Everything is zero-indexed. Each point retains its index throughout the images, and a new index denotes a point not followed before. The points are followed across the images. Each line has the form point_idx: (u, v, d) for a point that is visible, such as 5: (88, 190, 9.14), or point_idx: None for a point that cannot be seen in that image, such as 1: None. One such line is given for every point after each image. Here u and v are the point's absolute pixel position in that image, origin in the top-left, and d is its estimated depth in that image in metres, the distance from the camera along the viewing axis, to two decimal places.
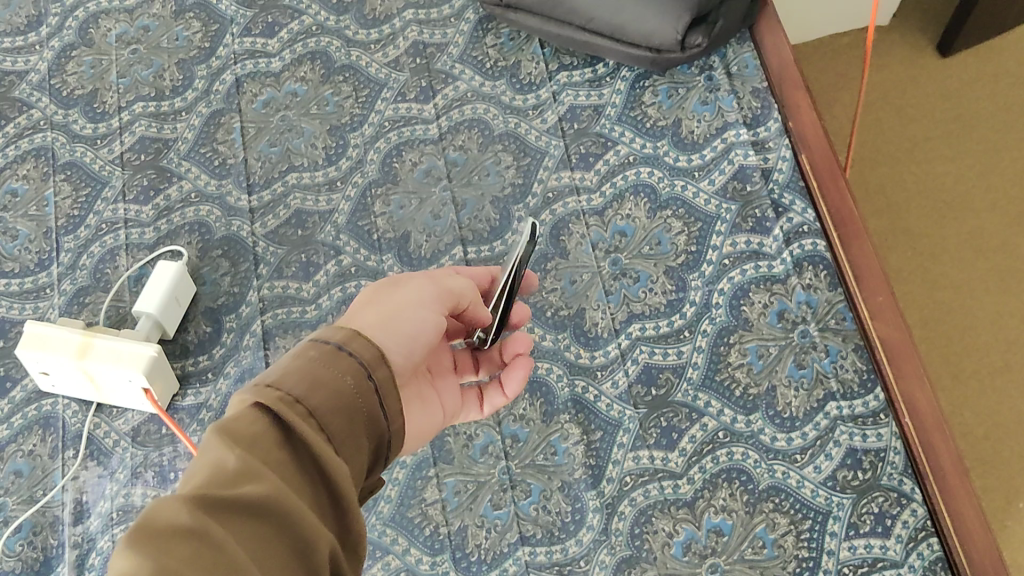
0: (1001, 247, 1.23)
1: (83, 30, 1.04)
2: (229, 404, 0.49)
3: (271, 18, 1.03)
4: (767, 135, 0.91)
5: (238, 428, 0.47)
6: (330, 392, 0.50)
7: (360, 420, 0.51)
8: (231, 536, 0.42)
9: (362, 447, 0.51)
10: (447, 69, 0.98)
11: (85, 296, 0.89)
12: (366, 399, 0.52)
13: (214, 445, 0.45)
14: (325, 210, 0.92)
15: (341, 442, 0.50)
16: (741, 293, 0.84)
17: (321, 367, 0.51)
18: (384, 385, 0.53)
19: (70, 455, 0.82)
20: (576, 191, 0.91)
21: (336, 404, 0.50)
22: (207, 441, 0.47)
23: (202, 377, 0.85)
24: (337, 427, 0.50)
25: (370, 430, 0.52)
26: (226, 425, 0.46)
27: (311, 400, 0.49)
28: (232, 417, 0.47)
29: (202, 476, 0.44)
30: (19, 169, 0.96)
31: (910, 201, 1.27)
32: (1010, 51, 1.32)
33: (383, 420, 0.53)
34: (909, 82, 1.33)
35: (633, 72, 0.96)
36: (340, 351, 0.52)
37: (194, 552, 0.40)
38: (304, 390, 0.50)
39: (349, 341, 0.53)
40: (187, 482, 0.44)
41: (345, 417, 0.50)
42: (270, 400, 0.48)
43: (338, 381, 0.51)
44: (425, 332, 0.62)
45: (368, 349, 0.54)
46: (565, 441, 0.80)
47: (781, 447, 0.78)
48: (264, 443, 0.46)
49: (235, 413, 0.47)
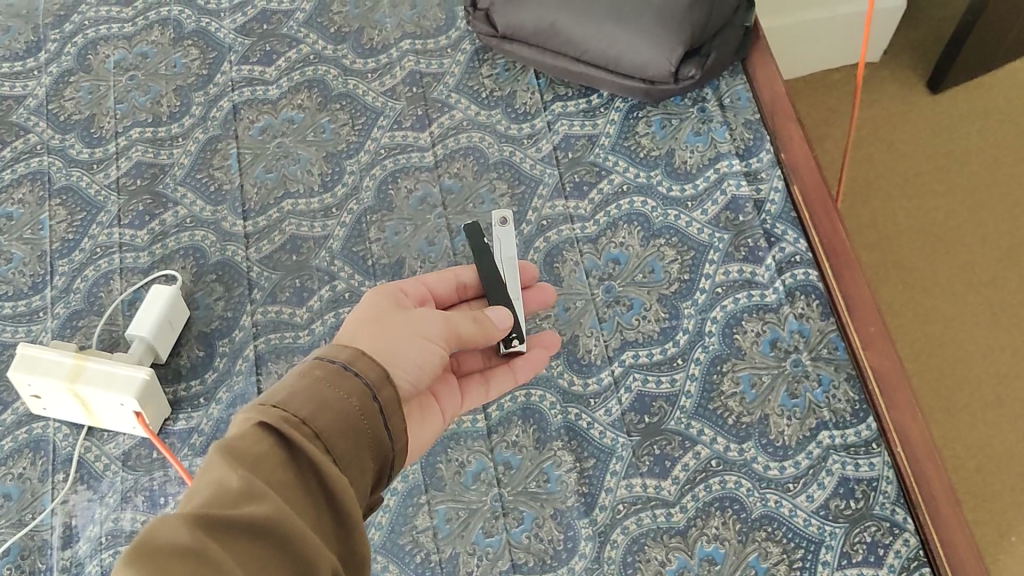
0: (992, 281, 1.24)
1: (82, 57, 1.04)
2: (235, 426, 0.52)
3: (269, 47, 1.04)
4: (759, 166, 0.92)
5: (245, 448, 0.50)
6: (334, 413, 0.54)
7: (365, 441, 0.55)
8: (229, 556, 0.45)
9: (366, 466, 0.55)
10: (443, 98, 0.99)
11: (78, 319, 0.89)
12: (369, 420, 0.56)
13: (219, 464, 0.49)
14: (320, 236, 0.92)
15: (346, 461, 0.54)
16: (733, 321, 0.85)
17: (327, 389, 0.55)
18: (389, 406, 0.57)
19: (60, 479, 0.82)
20: (570, 219, 0.92)
21: (340, 425, 0.54)
22: (213, 460, 0.50)
23: (194, 402, 0.85)
24: (342, 447, 0.53)
25: (374, 449, 0.56)
26: (231, 445, 0.50)
27: (317, 421, 0.53)
28: (238, 437, 0.50)
29: (205, 497, 0.47)
30: (16, 193, 0.96)
31: (902, 233, 1.28)
32: (998, 89, 1.36)
33: (387, 440, 0.57)
34: (900, 117, 1.36)
35: (627, 103, 0.98)
36: (345, 372, 0.56)
37: (193, 569, 0.43)
38: (310, 411, 0.53)
39: (354, 362, 0.57)
40: (192, 501, 0.48)
41: (350, 436, 0.54)
42: (275, 420, 0.52)
43: (342, 402, 0.55)
44: (433, 360, 0.66)
45: (372, 370, 0.57)
46: (558, 469, 0.80)
47: (773, 476, 0.78)
48: (268, 463, 0.50)
49: (241, 433, 0.51)
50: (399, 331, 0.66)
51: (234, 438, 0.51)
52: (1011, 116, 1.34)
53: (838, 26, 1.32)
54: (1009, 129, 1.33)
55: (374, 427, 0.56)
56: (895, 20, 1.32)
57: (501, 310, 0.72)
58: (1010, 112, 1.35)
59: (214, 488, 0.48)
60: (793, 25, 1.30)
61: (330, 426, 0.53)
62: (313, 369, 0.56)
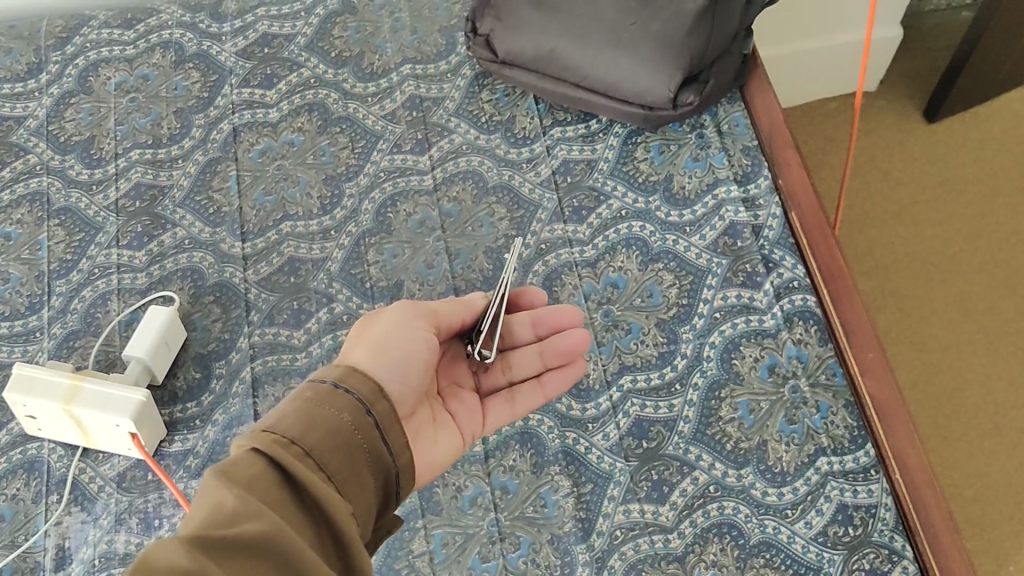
0: (988, 309, 1.31)
1: (83, 78, 1.05)
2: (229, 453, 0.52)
3: (270, 70, 1.05)
4: (757, 192, 0.92)
5: (239, 471, 0.51)
6: (325, 430, 0.54)
7: (362, 456, 0.55)
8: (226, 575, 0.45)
9: (366, 481, 0.55)
10: (443, 122, 1.00)
11: (75, 340, 0.89)
12: (364, 435, 0.56)
13: (214, 487, 0.49)
14: (319, 258, 0.92)
15: (342, 478, 0.54)
16: (732, 346, 0.85)
17: (317, 407, 0.55)
18: (384, 419, 0.58)
19: (53, 500, 0.81)
20: (568, 243, 0.92)
21: (332, 442, 0.54)
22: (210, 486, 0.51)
23: (190, 424, 0.84)
24: (336, 465, 0.54)
25: (373, 464, 0.56)
26: (226, 469, 0.50)
27: (307, 440, 0.53)
28: (231, 461, 0.51)
29: (201, 519, 0.47)
30: (14, 213, 0.96)
31: (898, 261, 1.35)
32: (992, 120, 1.44)
33: (387, 454, 0.57)
34: (899, 146, 1.43)
35: (626, 128, 0.98)
36: (336, 390, 0.57)
37: None
38: (300, 430, 0.54)
39: (344, 379, 0.58)
40: (190, 523, 0.47)
41: (346, 453, 0.54)
42: (266, 442, 0.52)
43: (333, 419, 0.55)
44: (418, 351, 0.68)
45: (363, 385, 0.58)
46: (555, 494, 0.79)
47: (772, 502, 0.77)
48: (261, 484, 0.50)
49: (236, 457, 0.51)
50: (385, 331, 0.68)
51: (229, 463, 0.51)
52: (1006, 145, 1.42)
53: (839, 53, 1.37)
54: (1004, 159, 1.41)
55: (369, 439, 0.56)
56: (892, 43, 1.38)
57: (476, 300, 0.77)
58: (1005, 142, 1.42)
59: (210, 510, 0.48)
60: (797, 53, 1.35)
61: (322, 444, 0.54)
62: (303, 391, 0.56)
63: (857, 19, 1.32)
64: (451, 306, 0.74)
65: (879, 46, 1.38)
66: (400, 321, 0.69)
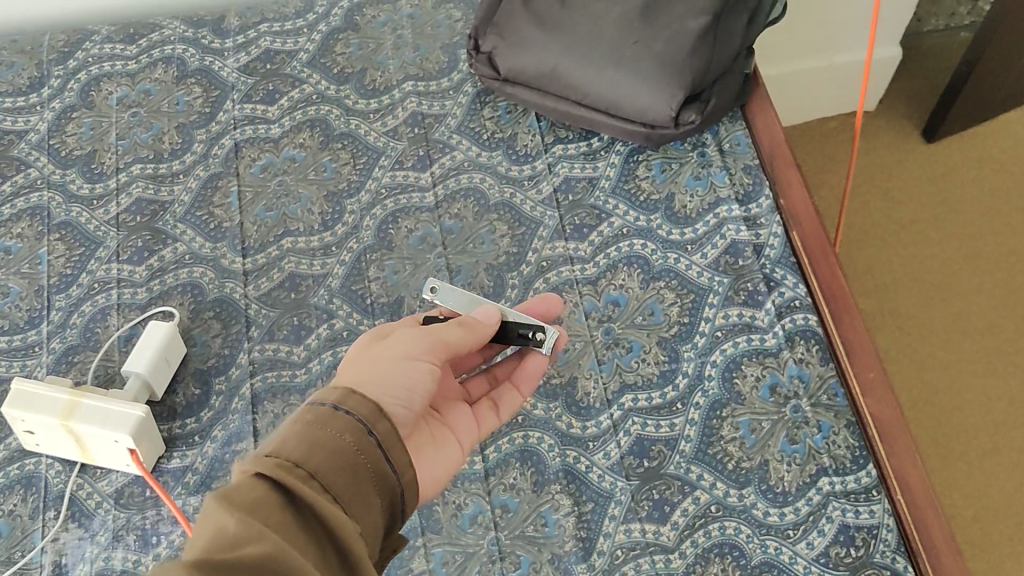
0: (988, 329, 1.31)
1: (85, 93, 1.05)
2: (233, 476, 0.53)
3: (272, 86, 1.05)
4: (758, 212, 0.93)
5: (241, 495, 0.51)
6: (328, 452, 0.54)
7: (366, 476, 0.55)
8: None
9: (372, 500, 0.55)
10: (444, 139, 1.00)
11: (74, 355, 0.88)
12: (367, 455, 0.55)
13: (216, 512, 0.50)
14: (319, 274, 0.92)
15: (348, 498, 0.54)
16: (733, 366, 0.85)
17: (318, 429, 0.55)
18: (386, 439, 0.57)
19: (50, 516, 0.80)
20: (570, 261, 0.91)
21: (335, 464, 0.54)
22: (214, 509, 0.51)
23: (189, 440, 0.84)
24: (340, 485, 0.53)
25: (378, 483, 0.56)
26: (227, 494, 0.50)
27: (311, 463, 0.53)
28: (234, 486, 0.51)
29: (204, 542, 0.48)
30: (15, 227, 0.96)
31: (898, 279, 1.36)
32: (990, 140, 1.44)
33: (392, 473, 0.57)
34: (898, 167, 1.44)
35: (627, 146, 0.98)
36: (336, 412, 0.56)
37: None
38: (303, 452, 0.53)
39: (344, 401, 0.57)
40: (192, 548, 0.48)
41: (349, 474, 0.54)
42: (269, 466, 0.52)
43: (335, 440, 0.55)
44: (423, 380, 0.66)
45: (364, 406, 0.57)
46: (556, 513, 0.79)
47: (773, 522, 0.77)
48: (265, 507, 0.50)
49: (238, 482, 0.51)
50: (392, 355, 0.65)
51: (232, 487, 0.51)
52: (1005, 165, 1.42)
53: (840, 72, 1.38)
54: (1002, 178, 1.42)
55: (373, 459, 0.56)
56: (890, 64, 1.39)
57: (487, 311, 0.74)
58: (1004, 161, 1.43)
59: (212, 536, 0.49)
60: (798, 72, 1.36)
61: (325, 466, 0.53)
62: (304, 413, 0.56)
63: (857, 39, 1.33)
64: (465, 335, 0.70)
65: (879, 65, 1.39)
66: (405, 349, 0.66)
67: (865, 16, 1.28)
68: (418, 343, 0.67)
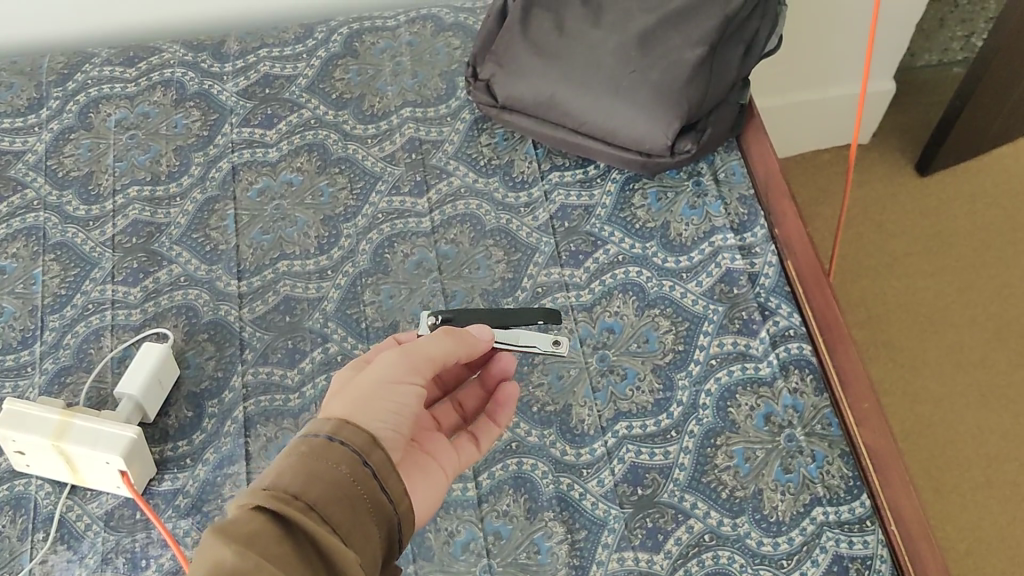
0: (980, 362, 1.31)
1: (83, 114, 1.05)
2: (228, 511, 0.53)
3: (271, 110, 1.05)
4: (753, 241, 0.93)
5: (238, 528, 0.51)
6: (325, 483, 0.54)
7: (363, 506, 0.55)
8: None
9: (370, 531, 0.55)
10: (441, 165, 1.00)
11: (67, 376, 0.88)
12: (364, 485, 0.55)
13: (210, 545, 0.50)
14: (314, 297, 0.92)
15: (346, 530, 0.53)
16: (727, 395, 0.85)
17: (313, 461, 0.55)
18: (381, 468, 0.57)
19: (39, 538, 0.79)
20: (565, 287, 0.92)
21: (334, 495, 0.54)
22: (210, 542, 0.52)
23: (180, 463, 0.83)
24: (339, 517, 0.53)
25: (376, 514, 0.56)
26: (223, 526, 0.51)
27: (309, 494, 0.53)
28: (230, 519, 0.51)
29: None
30: (9, 247, 0.96)
31: (890, 312, 1.36)
32: (983, 175, 1.46)
33: (389, 503, 0.57)
34: (890, 200, 1.45)
35: (623, 174, 0.99)
36: (331, 443, 0.56)
37: None
38: (301, 485, 0.53)
39: (339, 430, 0.57)
40: None
41: (347, 504, 0.54)
42: (266, 499, 0.52)
43: (332, 471, 0.54)
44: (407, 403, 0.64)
45: (357, 437, 0.57)
46: (549, 540, 0.78)
47: (767, 552, 0.77)
48: (260, 540, 0.51)
49: (234, 516, 0.52)
50: (374, 376, 0.64)
51: (227, 520, 0.51)
52: (998, 199, 1.44)
53: (835, 104, 1.39)
54: (995, 213, 1.43)
55: (369, 490, 0.55)
56: (884, 98, 1.41)
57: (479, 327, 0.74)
58: (996, 196, 1.44)
59: (209, 570, 0.49)
60: (794, 104, 1.37)
61: (323, 497, 0.53)
62: (299, 445, 0.56)
63: (853, 72, 1.34)
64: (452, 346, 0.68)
65: (874, 99, 1.40)
66: (388, 372, 0.64)
67: (862, 49, 1.29)
68: (401, 363, 0.65)
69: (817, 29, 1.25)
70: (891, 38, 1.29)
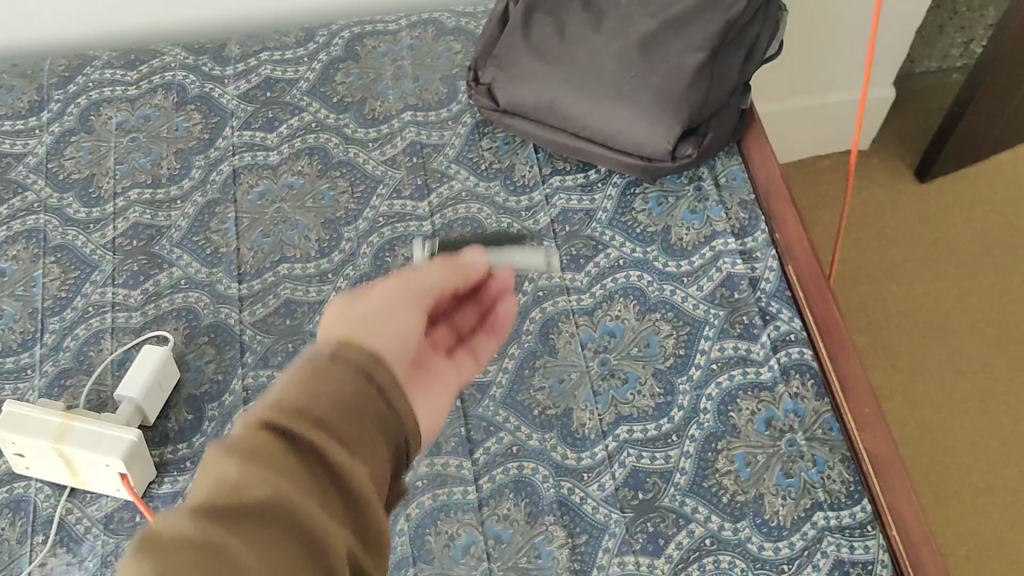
0: (980, 368, 1.32)
1: (85, 117, 1.05)
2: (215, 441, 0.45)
3: (272, 114, 1.05)
4: (754, 245, 0.93)
5: (239, 448, 0.44)
6: (332, 398, 0.48)
7: (372, 422, 0.49)
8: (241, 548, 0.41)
9: (377, 439, 0.49)
10: (442, 169, 1.00)
11: (66, 378, 0.88)
12: (371, 404, 0.49)
13: (214, 459, 0.44)
14: (315, 301, 0.91)
15: (357, 444, 0.47)
16: (728, 399, 0.84)
17: (315, 379, 0.48)
18: (389, 386, 0.50)
19: (38, 541, 0.79)
20: (566, 291, 0.92)
21: (342, 408, 0.48)
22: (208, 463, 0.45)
23: (180, 466, 0.83)
24: (349, 432, 0.47)
25: (383, 429, 0.49)
26: (225, 443, 0.44)
27: (315, 407, 0.47)
28: (231, 437, 0.45)
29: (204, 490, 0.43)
30: (10, 249, 0.96)
31: (890, 317, 1.37)
32: (982, 182, 1.46)
33: (394, 423, 0.50)
34: (889, 207, 1.45)
35: (624, 179, 0.99)
36: (330, 364, 0.49)
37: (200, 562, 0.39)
38: (307, 398, 0.47)
39: (339, 349, 0.51)
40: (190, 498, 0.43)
41: (355, 421, 0.48)
42: (268, 417, 0.46)
43: (336, 389, 0.48)
44: (391, 355, 0.54)
45: (361, 354, 0.51)
46: (550, 544, 0.78)
47: (768, 557, 0.77)
48: (267, 456, 0.44)
49: (232, 437, 0.45)
50: (347, 332, 0.53)
51: (227, 439, 0.45)
52: (997, 206, 1.44)
53: (834, 110, 1.39)
54: (994, 219, 1.43)
55: (379, 409, 0.49)
56: (884, 104, 1.41)
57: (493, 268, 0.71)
58: (995, 202, 1.44)
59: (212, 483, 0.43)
60: (794, 110, 1.37)
61: (331, 409, 0.47)
62: (296, 368, 0.49)
63: (853, 79, 1.34)
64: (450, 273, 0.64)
65: (873, 106, 1.40)
66: (386, 298, 0.58)
67: (862, 56, 1.30)
68: (397, 296, 0.59)
69: (817, 34, 1.25)
70: (891, 45, 1.30)
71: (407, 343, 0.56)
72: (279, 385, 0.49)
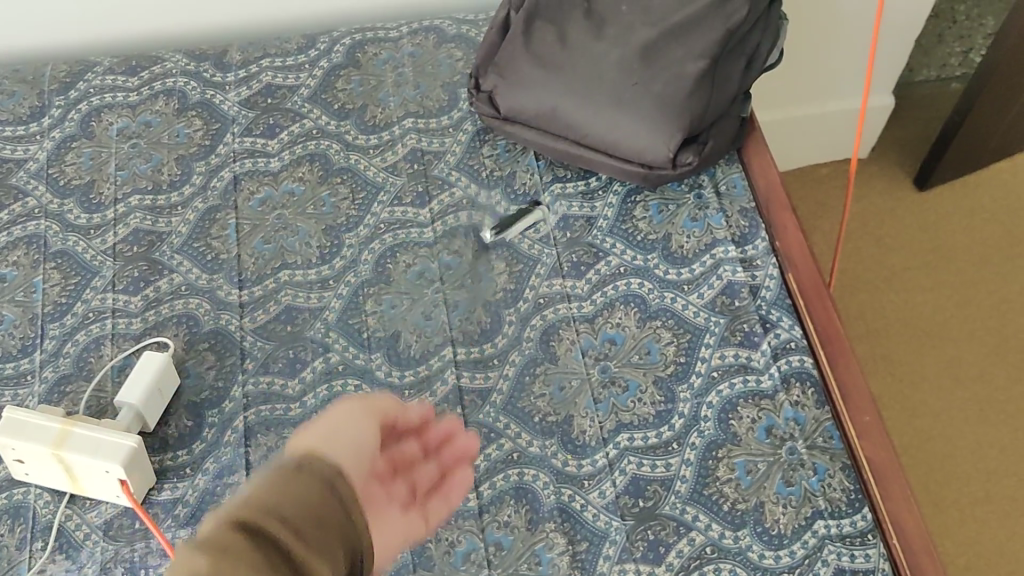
0: (979, 377, 1.32)
1: (86, 123, 1.05)
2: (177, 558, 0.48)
3: (273, 120, 1.05)
4: (755, 253, 0.93)
5: (198, 554, 0.47)
6: (291, 509, 0.51)
7: (332, 526, 0.52)
8: None
9: (337, 556, 0.51)
10: (443, 176, 1.00)
11: (66, 385, 0.87)
12: (330, 507, 0.52)
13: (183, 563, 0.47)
14: (316, 307, 0.91)
15: (316, 540, 0.50)
16: (729, 407, 0.84)
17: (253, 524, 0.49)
18: (320, 538, 0.51)
19: (38, 548, 0.79)
20: (566, 298, 0.92)
21: (304, 515, 0.51)
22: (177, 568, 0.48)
23: (180, 472, 0.83)
24: (312, 532, 0.50)
25: (341, 537, 0.52)
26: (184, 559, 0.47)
27: (274, 517, 0.50)
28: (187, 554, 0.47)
29: None
30: (10, 255, 0.96)
31: (889, 326, 1.37)
32: (980, 190, 1.46)
33: (350, 522, 0.53)
34: (889, 215, 1.46)
35: (624, 187, 0.99)
36: (250, 531, 0.49)
37: None
38: (262, 511, 0.50)
39: (273, 497, 0.51)
40: None
41: (315, 527, 0.51)
42: (217, 532, 0.48)
43: (280, 516, 0.50)
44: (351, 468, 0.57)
45: (310, 485, 0.53)
46: (551, 551, 0.78)
47: (769, 565, 0.76)
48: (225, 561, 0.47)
49: (185, 555, 0.48)
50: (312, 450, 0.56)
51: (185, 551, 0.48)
52: (996, 215, 1.44)
53: (834, 119, 1.39)
54: (993, 228, 1.43)
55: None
56: (883, 113, 1.42)
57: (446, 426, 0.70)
58: (994, 211, 1.44)
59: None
60: (795, 119, 1.37)
61: (291, 515, 0.50)
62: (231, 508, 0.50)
63: (853, 87, 1.35)
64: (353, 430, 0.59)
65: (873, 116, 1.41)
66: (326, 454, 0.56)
67: (862, 65, 1.30)
68: (349, 421, 0.60)
69: (818, 42, 1.25)
70: (892, 54, 1.30)
71: (366, 462, 0.59)
72: (255, 481, 0.53)
